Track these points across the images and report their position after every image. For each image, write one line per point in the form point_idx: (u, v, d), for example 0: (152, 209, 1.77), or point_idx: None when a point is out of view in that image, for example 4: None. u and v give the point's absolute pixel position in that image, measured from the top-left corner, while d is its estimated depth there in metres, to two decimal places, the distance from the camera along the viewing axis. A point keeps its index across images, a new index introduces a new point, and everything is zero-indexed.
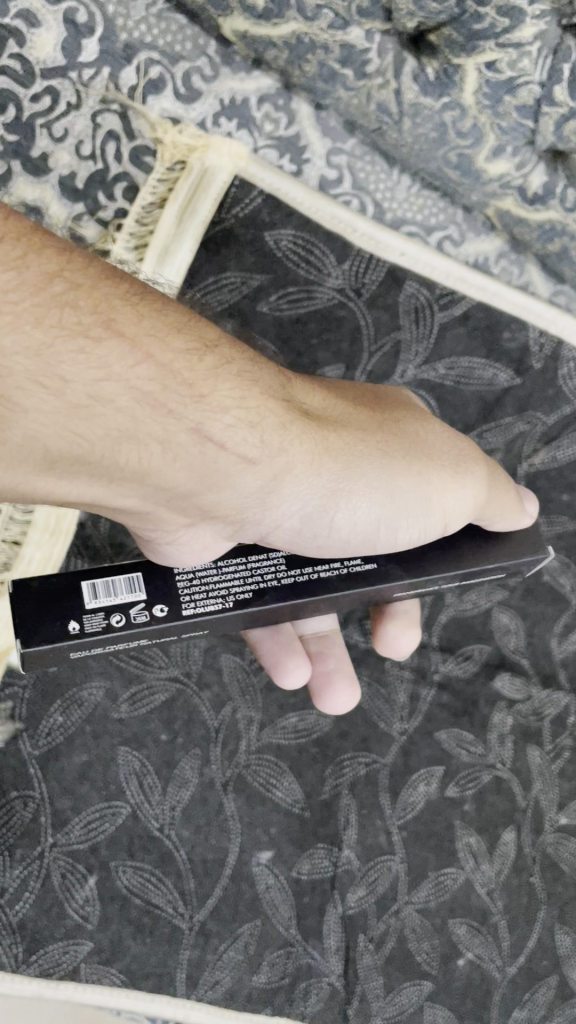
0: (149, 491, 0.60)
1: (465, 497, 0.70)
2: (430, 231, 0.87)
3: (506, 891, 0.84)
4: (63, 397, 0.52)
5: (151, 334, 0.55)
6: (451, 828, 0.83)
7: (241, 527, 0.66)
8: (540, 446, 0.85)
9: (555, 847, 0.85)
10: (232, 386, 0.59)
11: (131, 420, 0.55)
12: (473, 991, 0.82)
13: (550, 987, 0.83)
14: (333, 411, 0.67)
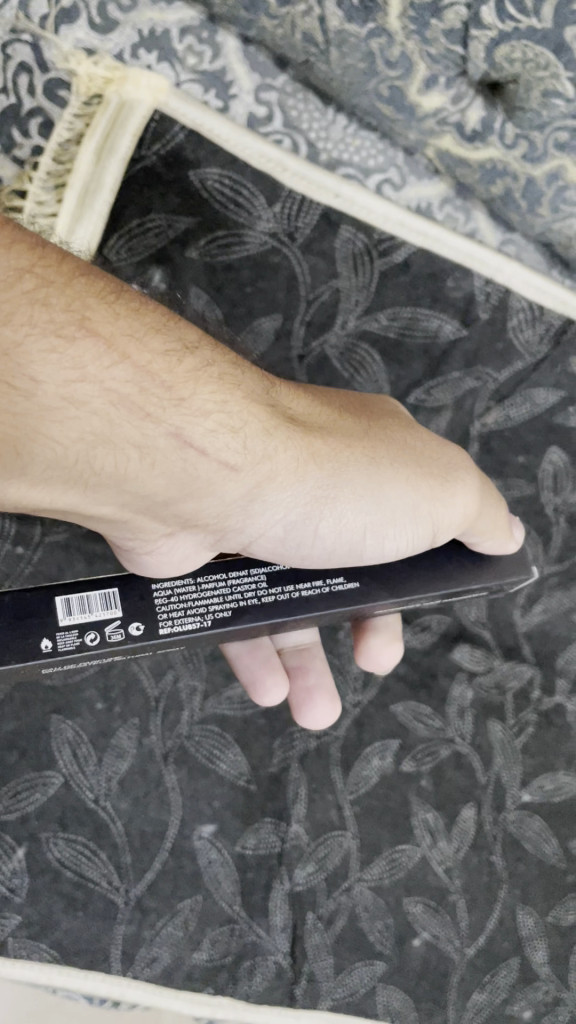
0: (127, 497, 0.61)
1: (453, 508, 0.69)
2: (368, 173, 0.82)
3: (465, 869, 0.82)
4: (34, 398, 0.52)
5: (127, 334, 0.56)
6: (407, 803, 0.80)
7: (224, 539, 0.67)
8: (492, 404, 0.82)
9: (518, 826, 0.84)
10: (209, 390, 0.60)
11: (107, 421, 0.55)
12: (430, 973, 0.79)
13: (511, 971, 0.81)
14: (315, 415, 0.68)
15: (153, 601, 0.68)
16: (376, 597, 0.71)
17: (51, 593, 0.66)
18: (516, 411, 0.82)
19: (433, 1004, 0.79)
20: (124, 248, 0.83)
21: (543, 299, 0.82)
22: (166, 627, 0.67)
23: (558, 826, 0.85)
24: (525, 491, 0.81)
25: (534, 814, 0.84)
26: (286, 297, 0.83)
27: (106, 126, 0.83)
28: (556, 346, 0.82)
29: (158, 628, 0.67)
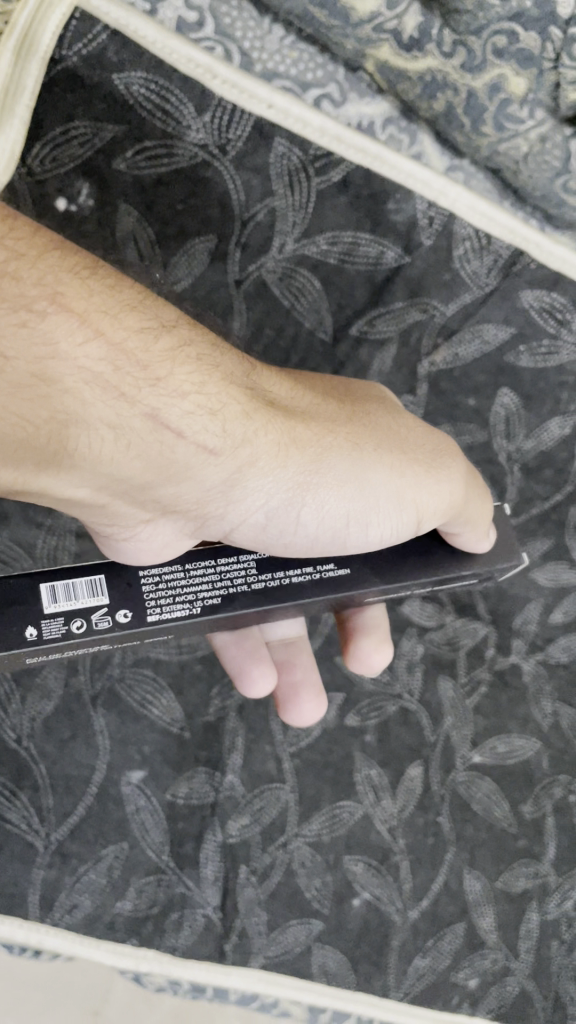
0: (104, 482, 0.59)
1: (439, 495, 0.65)
2: (306, 87, 0.76)
3: (410, 830, 0.79)
4: (5, 374, 0.51)
5: (102, 312, 0.55)
6: (350, 759, 0.78)
7: (205, 525, 0.65)
8: (441, 341, 0.80)
9: (467, 787, 0.82)
10: (186, 369, 0.58)
11: (79, 398, 0.54)
12: (370, 935, 0.77)
13: (457, 937, 0.80)
14: (298, 400, 0.65)
15: (140, 588, 0.65)
16: (366, 584, 0.69)
17: (35, 579, 0.63)
18: (467, 350, 0.80)
19: (371, 966, 0.77)
20: (48, 162, 0.77)
21: (491, 231, 0.80)
22: (154, 616, 0.64)
23: (509, 788, 0.83)
24: (477, 438, 0.80)
25: (485, 776, 0.82)
26: (218, 218, 0.78)
27: (23, 26, 0.75)
28: (505, 280, 0.80)
29: (146, 618, 0.64)
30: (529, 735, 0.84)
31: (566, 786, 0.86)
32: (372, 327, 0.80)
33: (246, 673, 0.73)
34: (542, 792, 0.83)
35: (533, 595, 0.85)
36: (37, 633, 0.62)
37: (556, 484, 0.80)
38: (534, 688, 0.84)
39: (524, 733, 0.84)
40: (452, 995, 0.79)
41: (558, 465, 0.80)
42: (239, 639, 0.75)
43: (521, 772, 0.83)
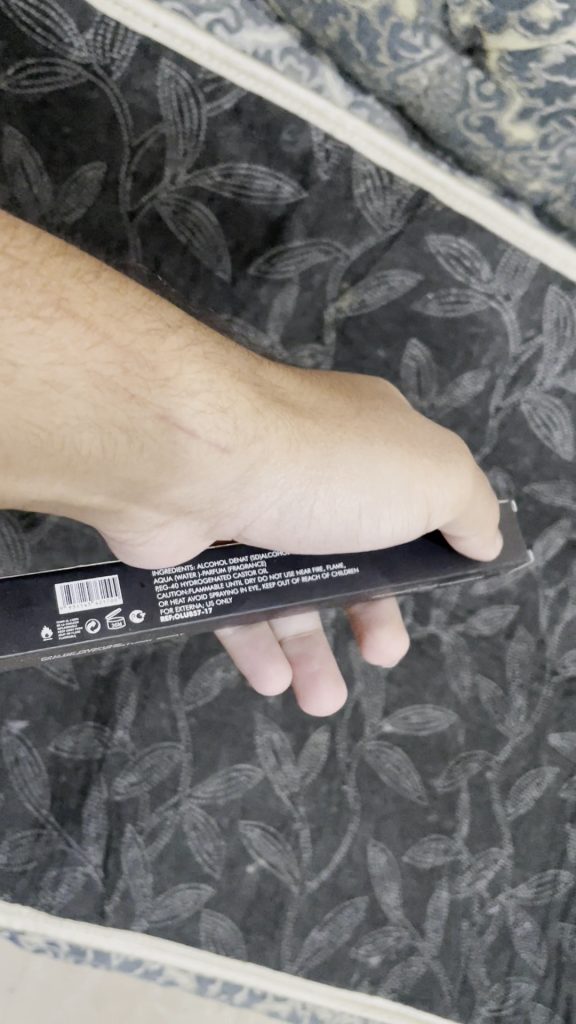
0: (116, 485, 0.58)
1: (447, 486, 0.66)
2: (198, 10, 0.73)
3: (311, 797, 0.77)
4: (15, 383, 0.51)
5: (107, 312, 0.55)
6: (251, 721, 0.76)
7: (217, 526, 0.65)
8: (346, 286, 0.76)
9: (376, 757, 0.80)
10: (194, 366, 0.58)
11: (89, 400, 0.54)
12: (264, 904, 0.74)
13: (358, 911, 0.77)
14: (305, 396, 0.66)
15: (155, 589, 0.66)
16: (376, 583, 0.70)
17: (50, 580, 0.64)
18: (371, 296, 0.76)
19: (264, 938, 0.74)
20: None
21: (393, 170, 0.76)
22: (168, 616, 0.66)
23: (421, 760, 0.81)
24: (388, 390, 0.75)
25: (395, 746, 0.80)
26: (108, 140, 0.75)
27: None
28: (410, 223, 0.77)
29: (160, 618, 0.65)
30: (446, 708, 0.83)
31: (482, 761, 0.84)
32: (271, 267, 0.76)
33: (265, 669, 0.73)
34: (456, 767, 0.83)
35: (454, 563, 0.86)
36: (52, 632, 0.64)
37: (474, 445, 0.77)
38: (452, 658, 0.85)
39: (439, 705, 0.83)
40: (351, 971, 0.77)
41: (473, 424, 0.76)
42: (248, 633, 0.74)
43: (435, 744, 0.82)
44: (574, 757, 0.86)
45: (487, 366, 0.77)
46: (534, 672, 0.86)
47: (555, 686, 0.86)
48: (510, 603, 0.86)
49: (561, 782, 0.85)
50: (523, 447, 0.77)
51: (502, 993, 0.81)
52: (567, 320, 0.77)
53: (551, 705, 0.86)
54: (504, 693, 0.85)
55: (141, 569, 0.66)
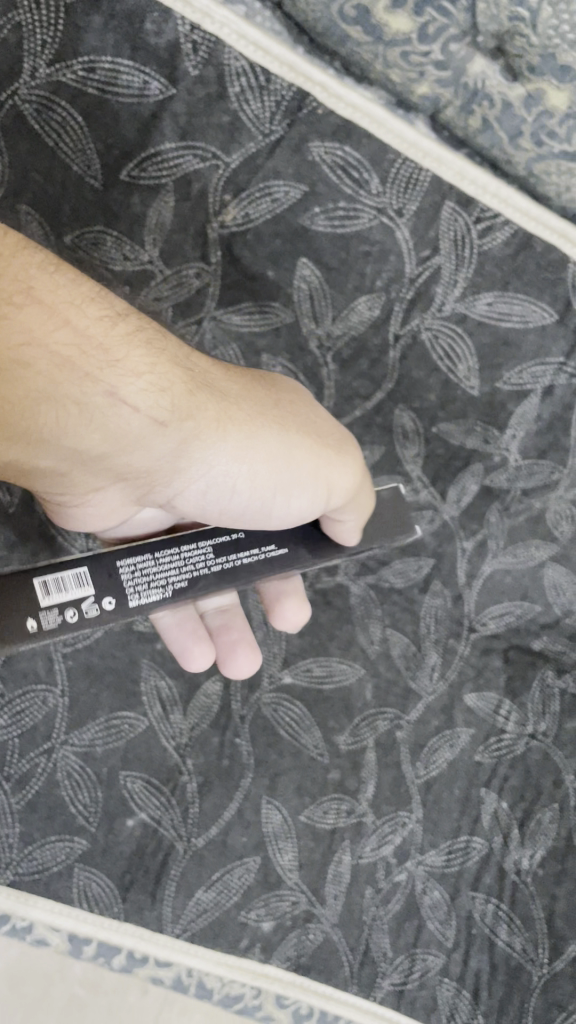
0: (64, 457, 0.57)
1: (348, 466, 0.63)
2: None
3: (199, 750, 0.72)
4: None
5: (60, 296, 0.54)
6: (137, 668, 0.72)
7: (151, 489, 0.62)
8: (227, 199, 0.71)
9: (273, 709, 0.75)
10: (131, 344, 0.56)
11: (39, 377, 0.52)
12: (145, 861, 0.70)
13: (248, 871, 0.73)
14: (236, 381, 0.62)
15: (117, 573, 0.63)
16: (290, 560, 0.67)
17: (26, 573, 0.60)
18: (256, 209, 0.71)
19: (144, 897, 0.70)
20: None
21: (269, 67, 0.69)
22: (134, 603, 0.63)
23: (323, 715, 0.77)
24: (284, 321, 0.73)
25: (295, 700, 0.76)
26: None
27: None
28: (290, 129, 0.71)
29: (129, 609, 0.62)
30: (353, 661, 0.79)
31: (391, 721, 0.79)
32: (141, 173, 0.70)
33: (187, 646, 0.70)
34: (362, 725, 0.78)
35: None
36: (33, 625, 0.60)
37: (375, 381, 0.76)
38: (361, 610, 0.80)
39: (345, 657, 0.79)
40: (240, 936, 0.72)
41: (373, 356, 0.75)
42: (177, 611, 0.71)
43: (339, 699, 0.78)
44: (491, 718, 0.81)
45: (382, 288, 0.74)
46: (451, 629, 0.81)
47: (473, 643, 0.82)
48: (425, 556, 0.81)
49: (476, 745, 0.80)
50: (427, 381, 0.76)
51: (407, 966, 0.76)
52: (467, 242, 0.73)
53: (467, 662, 0.81)
54: (417, 648, 0.81)
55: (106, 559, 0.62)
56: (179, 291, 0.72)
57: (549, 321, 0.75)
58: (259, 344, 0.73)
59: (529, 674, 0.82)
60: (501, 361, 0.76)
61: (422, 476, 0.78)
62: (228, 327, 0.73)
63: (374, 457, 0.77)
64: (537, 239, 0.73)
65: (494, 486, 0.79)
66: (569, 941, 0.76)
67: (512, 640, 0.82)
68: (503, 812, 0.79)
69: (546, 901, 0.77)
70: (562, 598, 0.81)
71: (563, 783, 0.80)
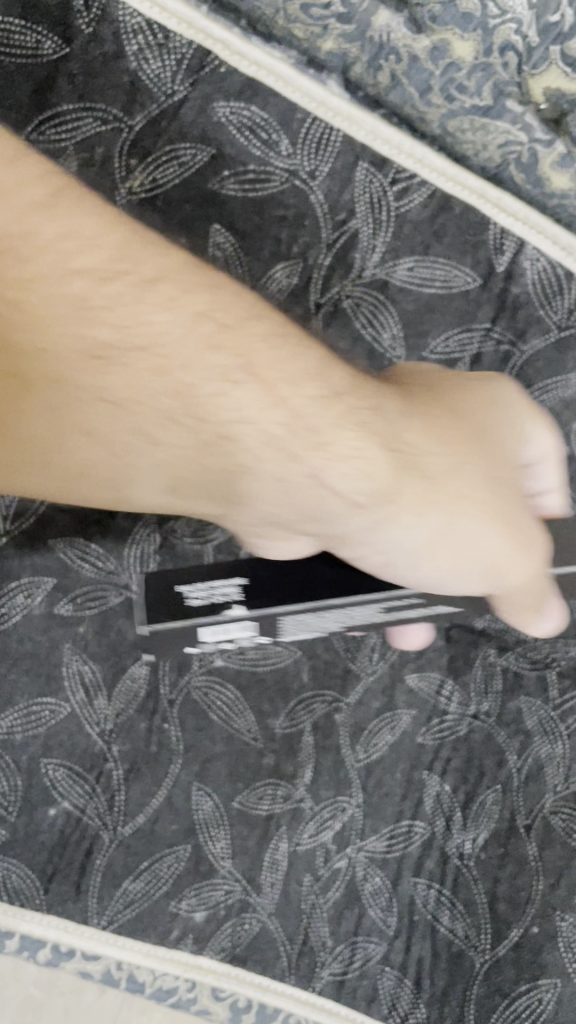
0: (161, 472, 0.61)
1: (537, 556, 0.63)
2: None
3: (126, 737, 0.71)
4: (91, 370, 0.57)
5: (166, 350, 0.57)
6: (57, 651, 0.71)
7: (273, 520, 0.63)
8: (132, 160, 0.72)
9: (205, 694, 0.73)
10: (209, 389, 0.58)
11: (98, 407, 0.58)
12: (69, 851, 0.69)
13: (179, 860, 0.70)
14: (364, 393, 0.62)
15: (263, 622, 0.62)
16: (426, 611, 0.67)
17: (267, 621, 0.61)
18: (163, 173, 0.73)
19: (68, 889, 0.69)
20: None
21: (167, 24, 0.71)
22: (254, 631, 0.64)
23: (257, 698, 0.75)
24: None
25: (227, 682, 0.74)
26: None
27: None
28: (193, 89, 0.72)
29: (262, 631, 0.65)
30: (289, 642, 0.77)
31: (329, 704, 0.77)
32: (41, 136, 0.72)
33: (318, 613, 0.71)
34: (299, 708, 0.76)
35: None
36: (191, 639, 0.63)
37: None
38: None
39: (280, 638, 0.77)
40: (170, 926, 0.70)
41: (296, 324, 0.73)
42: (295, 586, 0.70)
43: (274, 681, 0.76)
44: (434, 699, 0.78)
45: (298, 253, 0.74)
46: None
47: None
48: None
49: (418, 727, 0.78)
50: (353, 348, 0.74)
51: (348, 953, 0.73)
52: (383, 203, 0.73)
53: (409, 640, 0.80)
54: (356, 628, 0.79)
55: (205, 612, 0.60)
56: None
57: (472, 285, 0.74)
58: None
59: (471, 652, 0.80)
60: (425, 327, 0.74)
61: None
62: None
63: None
64: (454, 200, 0.73)
65: None
66: (511, 925, 0.72)
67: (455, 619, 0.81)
68: (445, 795, 0.76)
69: (488, 885, 0.73)
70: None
71: (507, 763, 0.76)
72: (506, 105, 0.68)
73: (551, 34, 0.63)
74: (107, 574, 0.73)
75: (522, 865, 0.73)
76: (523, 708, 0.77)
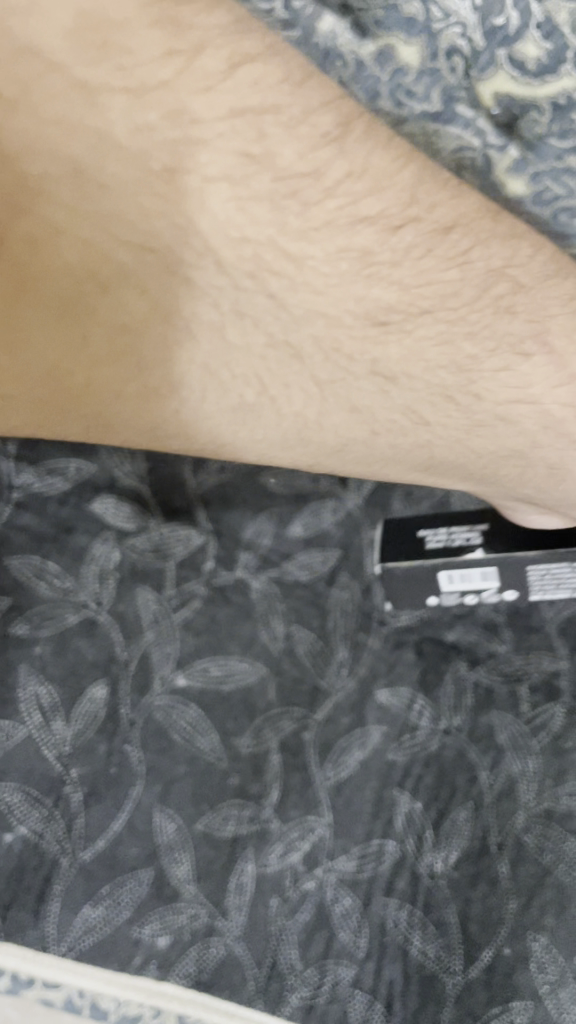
0: (298, 361, 0.57)
1: None
2: None
3: (84, 757, 0.72)
4: (215, 269, 0.52)
5: (226, 283, 0.52)
6: (14, 673, 0.74)
7: (416, 391, 0.58)
8: None
9: (166, 714, 0.74)
10: (436, 377, 0.57)
11: (128, 336, 0.55)
12: (27, 877, 0.68)
13: (141, 885, 0.69)
14: (536, 242, 0.50)
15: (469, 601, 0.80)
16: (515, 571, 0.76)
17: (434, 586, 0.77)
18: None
19: (26, 916, 0.67)
20: None
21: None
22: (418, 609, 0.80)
23: (221, 717, 0.74)
24: None
25: (190, 703, 0.74)
26: None
27: None
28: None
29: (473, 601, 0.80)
30: (253, 660, 0.77)
31: (297, 722, 0.75)
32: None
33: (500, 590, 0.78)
34: (265, 727, 0.75)
35: (269, 505, 0.83)
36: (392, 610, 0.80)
37: None
38: (262, 606, 0.79)
39: (245, 656, 0.77)
40: (132, 953, 0.67)
41: None
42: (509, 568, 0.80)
43: (238, 699, 0.75)
44: (405, 715, 0.76)
45: None
46: (359, 623, 0.79)
47: (384, 636, 0.79)
48: (332, 548, 0.82)
49: (389, 745, 0.75)
50: None
51: (317, 979, 0.67)
52: None
53: (378, 654, 0.78)
54: (323, 642, 0.78)
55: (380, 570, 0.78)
56: None
57: None
58: None
59: (442, 667, 0.78)
60: None
61: None
62: None
63: None
64: None
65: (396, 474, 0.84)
66: (483, 946, 0.67)
67: (424, 634, 0.79)
68: (417, 813, 0.72)
69: (460, 905, 0.69)
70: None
71: (479, 780, 0.73)
72: (457, 112, 0.47)
73: (498, 32, 0.45)
74: (64, 594, 0.78)
75: (494, 885, 0.69)
76: (494, 724, 0.75)
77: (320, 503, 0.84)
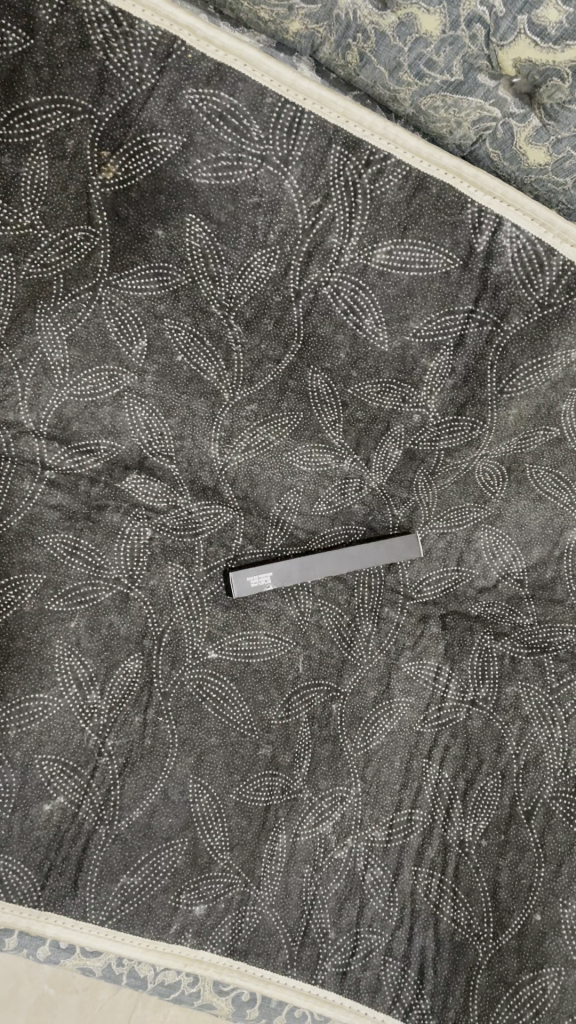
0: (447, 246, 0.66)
1: None
2: None
3: (118, 730, 0.71)
4: (368, 204, 0.64)
5: (424, 218, 0.65)
6: (49, 647, 0.69)
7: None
8: (111, 160, 0.61)
9: (198, 685, 0.73)
10: None
11: (329, 252, 0.66)
12: (64, 847, 0.68)
13: (177, 853, 0.70)
14: None
15: None
16: None
17: (554, 628, 0.79)
18: (136, 165, 0.62)
19: (65, 884, 0.68)
20: None
21: (129, 12, 0.56)
22: (551, 676, 0.78)
23: (251, 689, 0.74)
24: (185, 283, 0.66)
25: (222, 674, 0.74)
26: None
27: None
28: (162, 76, 0.59)
29: None
30: (282, 635, 0.76)
31: (325, 693, 0.75)
32: (8, 131, 0.60)
33: None
34: (295, 700, 0.75)
35: (291, 483, 0.76)
36: (523, 679, 0.78)
37: (283, 342, 0.70)
38: None
39: (274, 630, 0.76)
40: (170, 921, 0.70)
41: (277, 313, 0.68)
42: None
43: (269, 671, 0.75)
44: (431, 686, 0.78)
45: (276, 241, 0.65)
46: (386, 597, 0.78)
47: (410, 611, 0.79)
48: (359, 523, 0.78)
49: (417, 715, 0.77)
50: (334, 337, 0.70)
51: (351, 946, 0.73)
52: (358, 186, 0.63)
53: (404, 628, 0.78)
54: (351, 616, 0.77)
55: (504, 628, 0.79)
56: (67, 257, 0.65)
57: (453, 267, 0.67)
58: (158, 308, 0.67)
59: (467, 639, 0.79)
60: (408, 312, 0.69)
61: (343, 443, 0.75)
62: (124, 294, 0.66)
63: (293, 423, 0.74)
64: (431, 179, 0.64)
65: (417, 449, 0.76)
66: (514, 916, 0.73)
67: (450, 604, 0.79)
68: (445, 783, 0.76)
69: (490, 873, 0.74)
70: (500, 559, 0.79)
71: (506, 749, 0.77)
72: (477, 80, 0.59)
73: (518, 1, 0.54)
74: (96, 569, 0.72)
75: (522, 853, 0.74)
76: (520, 693, 0.78)
77: (344, 482, 0.77)
